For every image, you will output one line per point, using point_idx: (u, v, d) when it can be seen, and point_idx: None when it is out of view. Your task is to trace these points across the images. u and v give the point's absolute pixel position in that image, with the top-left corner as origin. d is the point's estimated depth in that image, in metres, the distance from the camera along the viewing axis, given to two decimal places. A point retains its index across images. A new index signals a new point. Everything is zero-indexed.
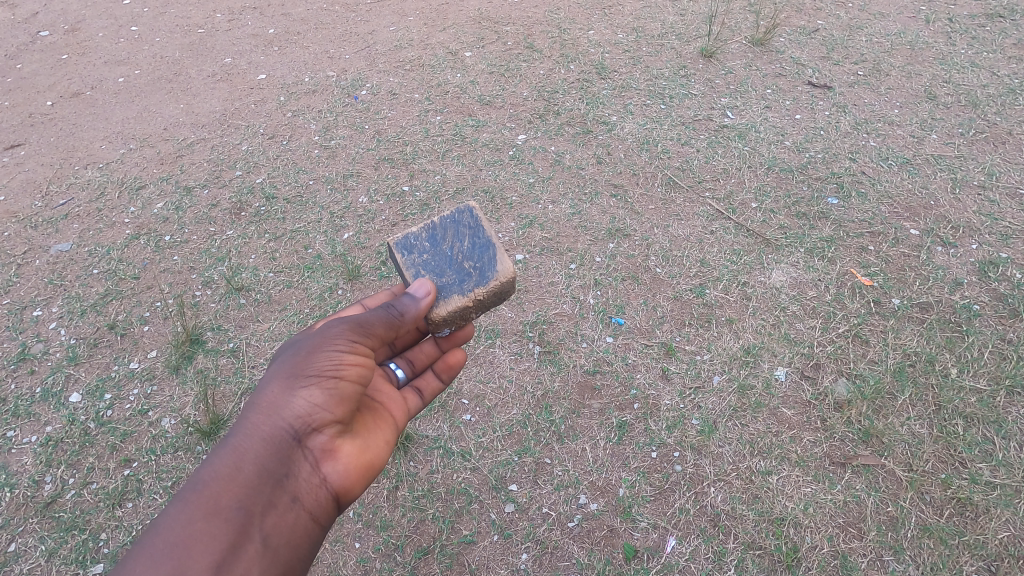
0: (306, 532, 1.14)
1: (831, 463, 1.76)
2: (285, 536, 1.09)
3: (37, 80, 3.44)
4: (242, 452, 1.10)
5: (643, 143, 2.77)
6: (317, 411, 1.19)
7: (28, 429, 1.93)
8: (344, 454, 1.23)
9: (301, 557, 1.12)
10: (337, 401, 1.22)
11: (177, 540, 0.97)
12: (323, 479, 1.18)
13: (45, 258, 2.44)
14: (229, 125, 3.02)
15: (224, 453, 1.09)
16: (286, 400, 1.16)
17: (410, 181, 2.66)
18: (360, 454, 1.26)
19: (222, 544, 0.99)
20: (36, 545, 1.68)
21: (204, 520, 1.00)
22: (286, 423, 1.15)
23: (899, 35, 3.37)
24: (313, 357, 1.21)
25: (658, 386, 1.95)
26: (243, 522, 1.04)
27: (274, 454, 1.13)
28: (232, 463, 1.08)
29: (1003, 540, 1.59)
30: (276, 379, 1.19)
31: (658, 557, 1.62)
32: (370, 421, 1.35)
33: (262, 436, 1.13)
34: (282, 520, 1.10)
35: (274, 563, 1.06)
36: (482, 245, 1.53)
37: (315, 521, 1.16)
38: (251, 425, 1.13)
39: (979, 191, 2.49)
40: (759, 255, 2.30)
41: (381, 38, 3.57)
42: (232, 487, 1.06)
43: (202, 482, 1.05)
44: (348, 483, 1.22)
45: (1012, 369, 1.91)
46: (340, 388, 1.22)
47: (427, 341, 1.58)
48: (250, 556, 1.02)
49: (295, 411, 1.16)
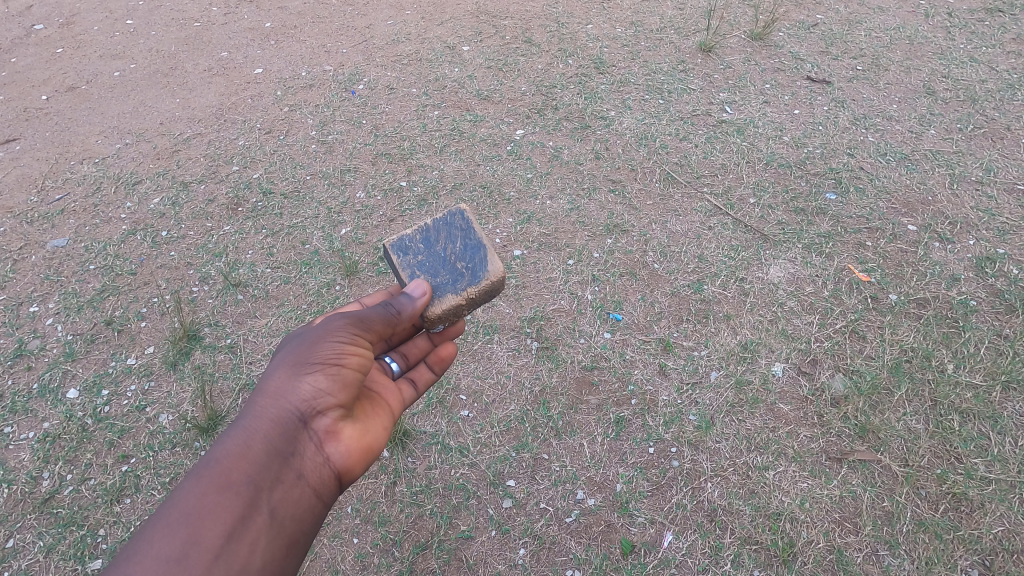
0: (312, 508, 1.13)
1: (828, 458, 1.77)
2: (292, 510, 1.09)
3: (31, 75, 3.41)
4: (251, 431, 1.11)
5: (641, 139, 2.76)
6: (322, 395, 1.19)
7: (25, 425, 1.92)
8: (347, 436, 1.21)
9: (307, 531, 1.11)
10: (340, 386, 1.21)
11: (191, 511, 0.99)
12: (326, 458, 1.17)
13: (41, 254, 2.43)
14: (225, 119, 3.01)
15: (235, 431, 1.10)
16: (292, 385, 1.17)
17: (408, 176, 2.65)
18: (361, 437, 1.24)
19: (231, 516, 1.01)
20: (34, 541, 1.69)
21: (215, 493, 1.02)
22: (293, 406, 1.16)
23: (898, 30, 3.36)
24: (318, 346, 1.22)
25: (655, 381, 1.95)
26: (251, 495, 1.05)
27: (282, 434, 1.13)
28: (242, 441, 1.09)
29: (998, 534, 1.60)
30: (283, 366, 1.20)
31: (655, 552, 1.63)
32: (369, 408, 1.33)
33: (270, 418, 1.14)
34: (288, 495, 1.09)
35: (281, 535, 1.06)
36: (474, 246, 1.54)
37: (321, 498, 1.15)
38: (259, 407, 1.14)
39: (978, 187, 2.49)
40: (757, 251, 2.30)
41: (378, 32, 3.55)
42: (242, 463, 1.07)
43: (214, 458, 1.06)
44: (351, 464, 1.21)
45: (1008, 364, 1.91)
46: (343, 375, 1.22)
47: (420, 336, 1.57)
48: (257, 529, 1.03)
49: (301, 394, 1.17)
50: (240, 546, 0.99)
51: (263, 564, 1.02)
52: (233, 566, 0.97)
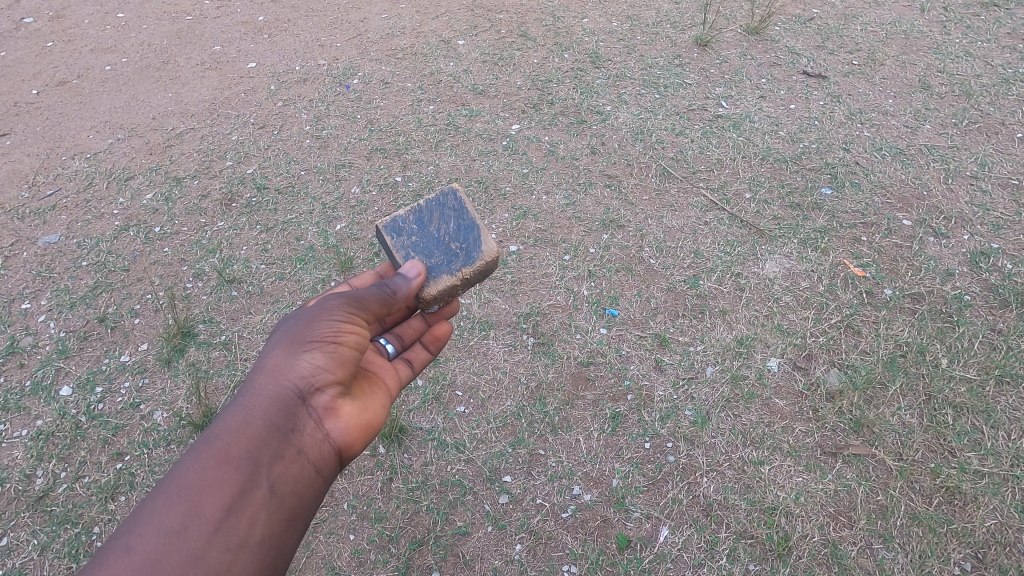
0: (312, 484, 1.12)
1: (823, 453, 1.77)
2: (291, 486, 1.08)
3: (21, 69, 3.38)
4: (249, 408, 1.10)
5: (638, 134, 2.76)
6: (320, 372, 1.18)
7: (18, 422, 1.91)
8: (346, 413, 1.20)
9: (306, 507, 1.10)
10: (338, 363, 1.20)
11: (190, 485, 0.99)
12: (326, 435, 1.16)
13: (33, 249, 2.42)
14: (219, 114, 2.98)
15: (234, 407, 1.09)
16: (290, 363, 1.16)
17: (403, 172, 2.64)
18: (360, 414, 1.23)
19: (230, 490, 1.01)
20: (28, 540, 1.68)
21: (215, 468, 1.02)
22: (291, 383, 1.15)
23: (894, 24, 3.36)
24: (315, 325, 1.21)
25: (651, 376, 1.95)
26: (251, 471, 1.04)
27: (282, 411, 1.12)
28: (241, 417, 1.08)
29: (991, 527, 1.61)
30: (281, 345, 1.19)
31: (651, 547, 1.63)
32: (366, 386, 1.32)
33: (269, 395, 1.13)
34: (287, 471, 1.09)
35: (281, 509, 1.05)
36: (467, 226, 1.55)
37: (321, 474, 1.14)
38: (257, 385, 1.13)
39: (972, 182, 2.50)
40: (753, 246, 2.30)
41: (373, 26, 3.53)
42: (242, 439, 1.06)
43: (214, 433, 1.06)
44: (351, 440, 1.19)
45: (1001, 359, 1.92)
46: (340, 352, 1.21)
47: (414, 317, 1.57)
48: (257, 502, 1.03)
49: (299, 372, 1.15)
50: (240, 520, 1.00)
51: (263, 538, 1.01)
52: (233, 539, 0.98)
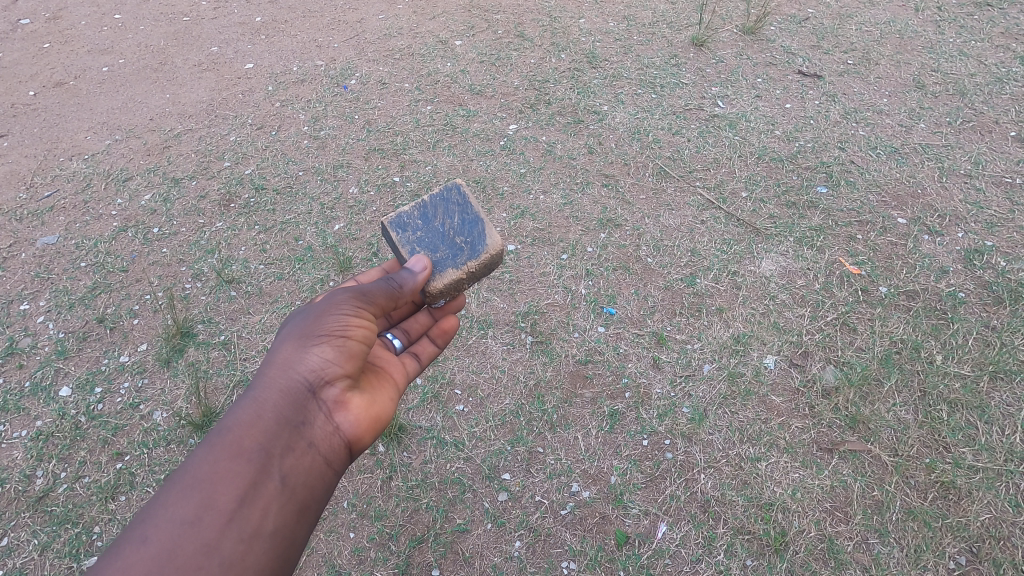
0: (323, 476, 1.13)
1: (819, 449, 1.79)
2: (303, 477, 1.09)
3: (18, 70, 3.38)
4: (261, 401, 1.11)
5: (634, 133, 2.77)
6: (329, 366, 1.19)
7: (17, 423, 1.91)
8: (355, 405, 1.21)
9: (317, 499, 1.10)
10: (347, 356, 1.22)
11: (203, 477, 1.00)
12: (336, 427, 1.17)
13: (32, 250, 2.42)
14: (217, 115, 2.99)
15: (245, 401, 1.10)
16: (300, 356, 1.17)
17: (401, 172, 2.65)
18: (369, 407, 1.24)
19: (244, 481, 1.02)
20: (28, 540, 1.68)
21: (228, 460, 1.03)
22: (301, 375, 1.16)
23: (888, 24, 3.38)
24: (323, 319, 1.22)
25: (649, 374, 1.97)
26: (263, 462, 1.05)
27: (292, 404, 1.13)
28: (253, 410, 1.09)
29: (985, 522, 1.62)
30: (289, 339, 1.20)
31: (649, 543, 1.65)
32: (374, 380, 1.33)
33: (278, 389, 1.14)
34: (298, 463, 1.09)
35: (293, 501, 1.06)
36: (472, 221, 1.56)
37: (332, 467, 1.15)
38: (268, 379, 1.14)
39: (966, 180, 2.52)
40: (749, 244, 2.31)
41: (370, 27, 3.54)
42: (254, 432, 1.07)
43: (225, 426, 1.06)
44: (360, 433, 1.21)
45: (996, 355, 1.94)
46: (349, 346, 1.22)
47: (421, 312, 1.59)
48: (269, 494, 1.03)
49: (309, 365, 1.17)
50: (252, 511, 1.00)
51: (275, 529, 1.02)
52: (246, 530, 0.98)
